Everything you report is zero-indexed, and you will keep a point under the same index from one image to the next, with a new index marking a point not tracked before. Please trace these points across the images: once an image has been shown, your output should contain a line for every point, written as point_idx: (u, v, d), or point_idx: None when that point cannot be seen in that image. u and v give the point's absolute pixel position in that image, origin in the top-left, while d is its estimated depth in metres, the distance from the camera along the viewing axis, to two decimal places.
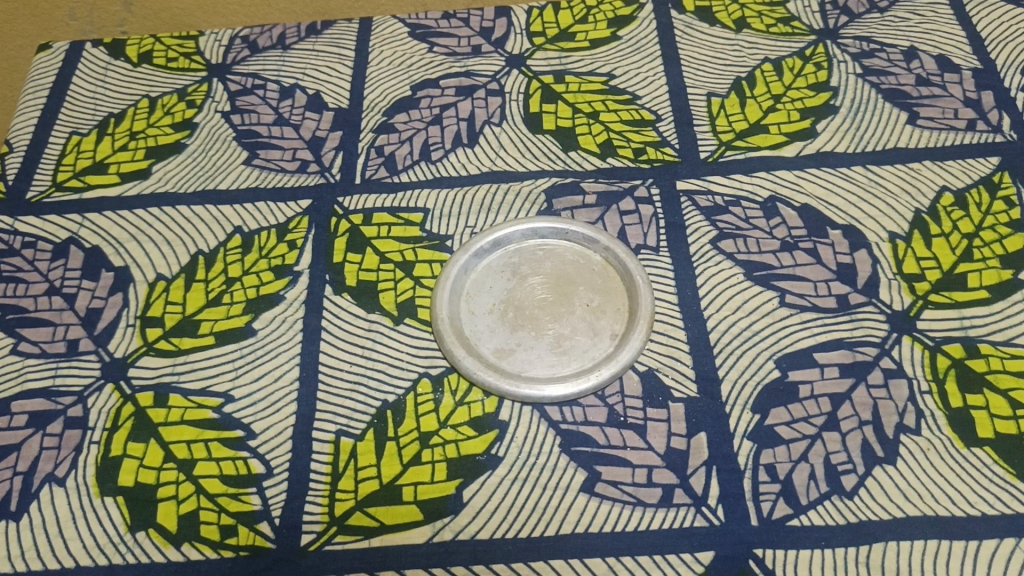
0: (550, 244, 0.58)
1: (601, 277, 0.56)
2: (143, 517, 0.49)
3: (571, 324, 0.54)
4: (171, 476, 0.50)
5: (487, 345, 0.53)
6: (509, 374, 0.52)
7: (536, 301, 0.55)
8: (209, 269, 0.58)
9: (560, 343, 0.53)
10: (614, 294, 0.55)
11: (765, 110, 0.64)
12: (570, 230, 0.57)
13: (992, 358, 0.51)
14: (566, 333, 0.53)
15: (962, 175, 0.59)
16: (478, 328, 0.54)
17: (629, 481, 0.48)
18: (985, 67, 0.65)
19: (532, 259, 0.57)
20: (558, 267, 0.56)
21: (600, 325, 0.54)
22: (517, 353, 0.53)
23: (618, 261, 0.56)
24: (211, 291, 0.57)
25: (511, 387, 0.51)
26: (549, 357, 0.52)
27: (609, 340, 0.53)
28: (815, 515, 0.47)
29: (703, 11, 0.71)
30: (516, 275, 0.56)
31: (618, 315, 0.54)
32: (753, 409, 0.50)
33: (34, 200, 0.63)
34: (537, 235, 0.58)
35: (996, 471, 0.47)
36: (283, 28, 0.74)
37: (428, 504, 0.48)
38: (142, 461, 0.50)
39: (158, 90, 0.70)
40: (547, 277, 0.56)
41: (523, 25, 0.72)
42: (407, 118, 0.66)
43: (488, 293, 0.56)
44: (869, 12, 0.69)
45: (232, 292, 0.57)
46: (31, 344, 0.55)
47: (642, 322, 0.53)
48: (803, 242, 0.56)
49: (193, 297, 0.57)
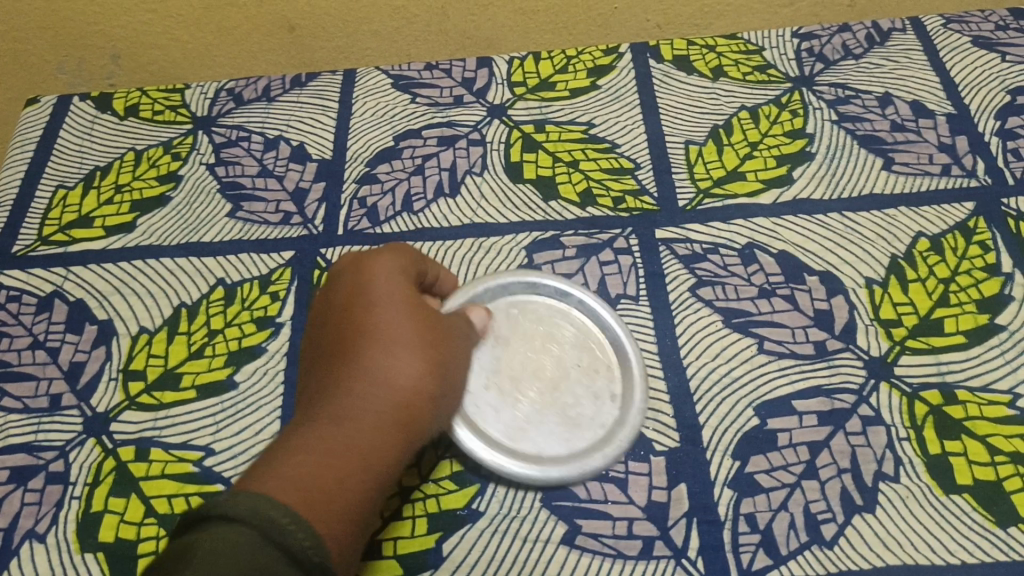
0: (521, 300, 0.56)
1: (579, 333, 0.55)
2: (342, 450, 0.39)
3: (570, 392, 0.53)
4: (352, 452, 0.39)
5: (495, 426, 0.51)
6: (526, 457, 0.50)
7: (524, 367, 0.53)
8: (398, 251, 0.50)
9: (568, 415, 0.52)
10: (593, 349, 0.54)
11: (742, 157, 0.64)
12: (541, 283, 0.56)
13: (970, 405, 0.51)
14: (570, 402, 0.52)
15: (937, 220, 0.59)
16: (478, 408, 0.51)
17: (610, 533, 0.48)
18: (960, 113, 0.65)
19: (505, 316, 0.55)
20: (535, 326, 0.55)
21: (597, 386, 0.53)
22: (529, 433, 0.51)
23: (594, 311, 0.55)
24: (387, 258, 0.49)
25: (537, 471, 0.49)
26: (559, 433, 0.51)
27: (612, 400, 0.52)
28: (795, 566, 0.47)
29: (681, 60, 0.72)
30: (499, 341, 0.54)
31: (611, 371, 0.53)
32: (733, 457, 0.50)
33: (19, 254, 0.64)
34: (506, 290, 0.56)
35: (975, 519, 0.47)
36: (268, 81, 0.75)
37: (408, 558, 0.48)
38: (326, 422, 0.40)
39: (144, 143, 0.71)
40: (528, 340, 0.54)
41: (504, 75, 0.73)
42: (390, 169, 0.67)
43: (477, 368, 0.53)
44: (844, 59, 0.70)
45: (379, 255, 0.49)
46: (13, 399, 0.56)
47: (635, 376, 0.53)
48: (781, 289, 0.57)
49: (357, 266, 0.49)
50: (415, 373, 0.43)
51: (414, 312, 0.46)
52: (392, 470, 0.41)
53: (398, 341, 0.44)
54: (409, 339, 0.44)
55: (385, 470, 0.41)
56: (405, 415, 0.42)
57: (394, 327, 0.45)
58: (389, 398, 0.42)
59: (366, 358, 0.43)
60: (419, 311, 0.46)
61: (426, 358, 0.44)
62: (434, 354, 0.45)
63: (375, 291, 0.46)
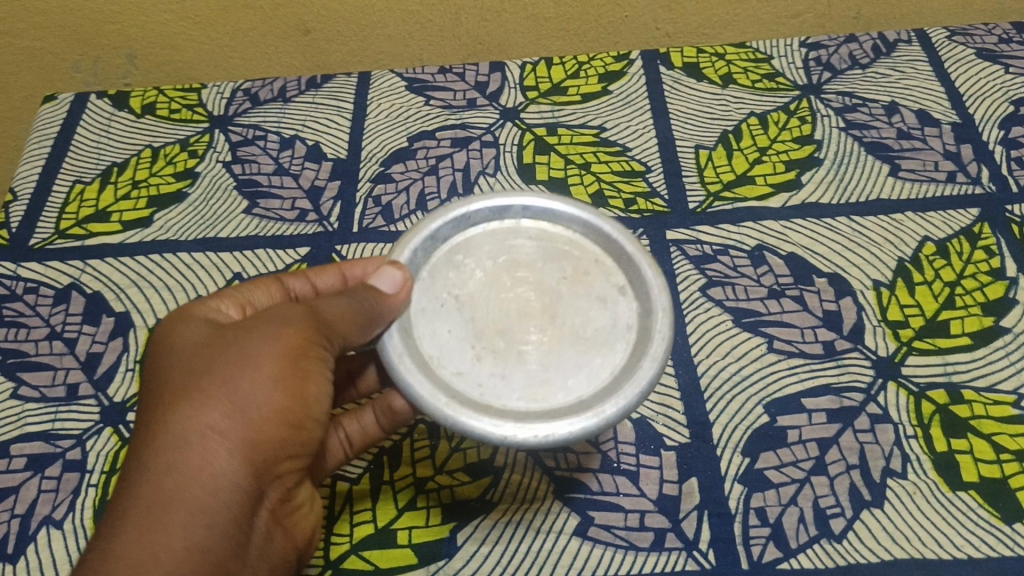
0: (459, 242, 0.50)
1: (544, 247, 0.50)
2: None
3: (572, 311, 0.48)
4: (133, 566, 0.35)
5: (515, 400, 0.44)
6: (566, 407, 0.43)
7: (507, 307, 0.47)
8: (193, 311, 0.45)
9: (582, 335, 0.47)
10: (571, 253, 0.50)
11: (752, 162, 0.66)
12: (471, 213, 0.50)
13: (976, 404, 0.52)
14: (580, 322, 0.47)
15: (943, 225, 0.60)
16: (488, 386, 0.44)
17: (622, 525, 0.49)
18: (965, 122, 0.67)
19: (455, 267, 0.49)
20: (493, 257, 0.50)
21: (596, 293, 0.48)
22: (552, 382, 0.45)
23: (544, 213, 0.51)
24: (179, 327, 0.44)
25: (594, 415, 0.41)
26: (582, 363, 0.45)
27: (623, 301, 0.48)
28: (804, 558, 0.47)
29: (691, 67, 0.73)
30: (459, 300, 0.48)
31: (600, 267, 0.49)
32: (744, 452, 0.51)
33: (37, 247, 0.65)
34: (437, 237, 0.50)
35: (981, 515, 0.48)
36: (284, 82, 0.76)
37: (422, 547, 0.49)
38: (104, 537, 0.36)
39: (160, 141, 0.72)
40: (490, 280, 0.49)
41: (517, 79, 0.74)
42: (404, 168, 0.68)
43: (456, 344, 0.46)
44: (851, 69, 0.72)
45: (177, 323, 0.44)
46: (31, 388, 0.56)
47: (640, 258, 0.48)
48: (790, 290, 0.58)
49: (156, 341, 0.44)
50: (203, 428, 0.38)
51: (196, 357, 0.41)
52: (208, 550, 0.37)
53: (181, 397, 0.39)
54: (193, 387, 0.39)
55: (189, 559, 0.36)
56: (205, 485, 0.37)
57: (173, 382, 0.40)
58: (172, 480, 0.37)
59: (147, 442, 0.38)
60: (208, 348, 0.41)
61: (215, 405, 0.39)
62: (233, 386, 0.39)
63: (168, 360, 0.42)
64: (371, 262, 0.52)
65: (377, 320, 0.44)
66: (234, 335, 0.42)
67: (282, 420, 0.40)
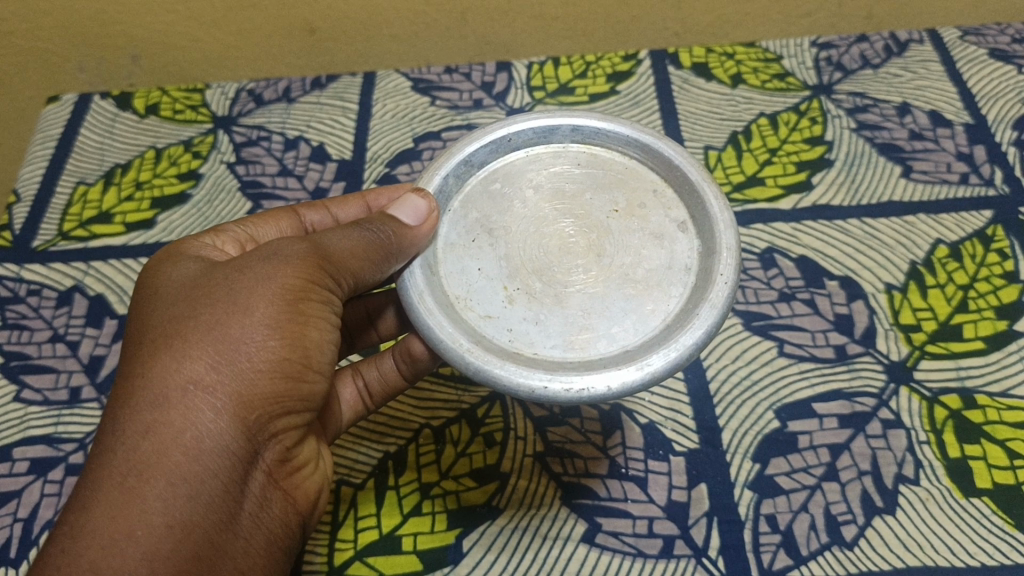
0: (496, 168, 0.48)
1: (590, 174, 0.48)
2: (89, 549, 0.32)
3: (621, 249, 0.44)
4: (108, 533, 0.32)
5: (550, 348, 0.41)
6: (608, 358, 0.40)
7: (545, 242, 0.45)
8: (186, 253, 0.42)
9: (632, 278, 0.43)
10: (625, 183, 0.47)
11: (762, 163, 0.65)
12: (512, 137, 0.47)
13: (990, 410, 0.51)
14: (632, 262, 0.44)
15: (956, 228, 0.60)
16: (521, 332, 0.42)
17: (631, 532, 0.48)
18: (977, 123, 0.66)
19: (489, 197, 0.47)
20: (534, 186, 0.47)
21: (652, 229, 0.45)
22: (594, 329, 0.42)
23: (590, 134, 0.48)
24: (169, 269, 0.41)
25: (641, 369, 0.38)
26: (630, 308, 0.42)
27: (682, 240, 0.44)
28: (816, 566, 0.47)
29: (700, 67, 0.73)
30: (491, 234, 0.45)
31: (659, 200, 0.46)
32: (754, 458, 0.51)
33: (40, 248, 0.64)
34: (472, 163, 0.47)
35: (995, 522, 0.47)
36: (288, 82, 0.75)
37: (428, 553, 0.48)
38: (76, 508, 0.33)
39: (164, 141, 0.72)
40: (531, 213, 0.46)
41: (523, 79, 0.73)
42: (409, 170, 0.67)
43: (488, 285, 0.44)
44: (862, 69, 0.71)
45: (164, 267, 0.42)
46: (34, 392, 0.56)
47: (705, 190, 0.44)
48: (800, 293, 0.57)
49: (143, 285, 0.41)
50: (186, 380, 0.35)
51: (184, 301, 0.38)
52: (194, 518, 0.34)
53: (162, 348, 0.36)
54: (174, 339, 0.36)
55: (173, 527, 0.33)
56: (189, 444, 0.34)
57: (158, 331, 0.37)
58: (151, 441, 0.34)
59: (124, 401, 0.35)
60: (191, 295, 0.38)
61: (197, 357, 0.36)
62: (220, 336, 0.36)
63: (150, 308, 0.39)
64: (397, 191, 0.51)
65: (387, 254, 0.41)
66: (221, 279, 0.39)
67: (274, 373, 0.37)
